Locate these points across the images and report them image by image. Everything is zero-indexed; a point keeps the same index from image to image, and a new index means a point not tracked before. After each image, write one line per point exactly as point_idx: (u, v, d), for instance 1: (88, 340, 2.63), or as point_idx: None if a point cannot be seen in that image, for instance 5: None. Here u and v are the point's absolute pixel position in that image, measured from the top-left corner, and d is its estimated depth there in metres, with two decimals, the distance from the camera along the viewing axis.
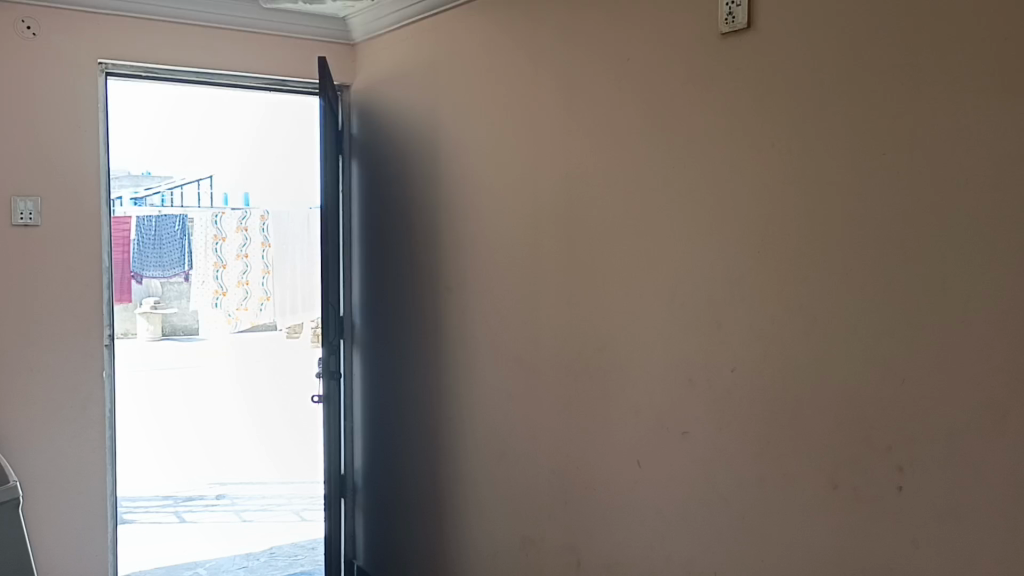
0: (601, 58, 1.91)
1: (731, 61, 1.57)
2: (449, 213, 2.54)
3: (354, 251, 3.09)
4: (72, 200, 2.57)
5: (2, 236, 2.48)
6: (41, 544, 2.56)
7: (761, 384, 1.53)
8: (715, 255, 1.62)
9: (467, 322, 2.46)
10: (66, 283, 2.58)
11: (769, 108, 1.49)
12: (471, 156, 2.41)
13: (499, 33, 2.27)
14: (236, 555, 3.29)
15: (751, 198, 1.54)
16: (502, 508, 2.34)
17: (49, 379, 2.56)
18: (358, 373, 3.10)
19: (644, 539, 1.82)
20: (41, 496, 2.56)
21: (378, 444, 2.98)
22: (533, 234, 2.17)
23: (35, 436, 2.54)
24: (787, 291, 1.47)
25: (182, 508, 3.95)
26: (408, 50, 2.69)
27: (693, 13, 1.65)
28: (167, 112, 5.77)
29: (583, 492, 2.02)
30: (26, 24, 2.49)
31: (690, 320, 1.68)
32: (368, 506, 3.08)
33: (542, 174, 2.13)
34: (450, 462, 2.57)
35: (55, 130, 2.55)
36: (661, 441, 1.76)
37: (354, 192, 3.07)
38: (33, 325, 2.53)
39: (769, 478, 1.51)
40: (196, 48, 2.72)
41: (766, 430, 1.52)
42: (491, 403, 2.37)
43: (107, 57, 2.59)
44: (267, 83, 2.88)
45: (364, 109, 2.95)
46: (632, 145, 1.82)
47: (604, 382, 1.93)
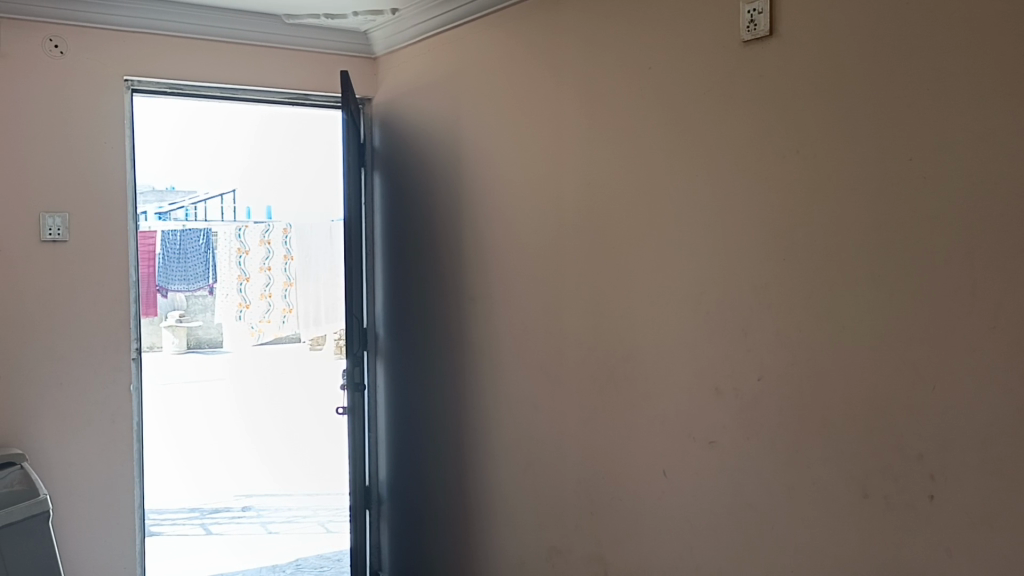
0: (622, 67, 1.91)
1: (753, 68, 1.57)
2: (471, 224, 2.55)
3: (377, 263, 3.10)
4: (100, 215, 2.61)
5: (32, 253, 2.51)
6: (70, 556, 2.58)
7: (789, 392, 1.51)
8: (740, 261, 1.61)
9: (491, 333, 2.47)
10: (95, 298, 2.61)
11: (793, 115, 1.49)
12: (492, 167, 2.43)
13: (519, 43, 2.29)
14: (262, 566, 3.31)
15: (776, 206, 1.53)
16: (527, 518, 2.34)
17: (79, 393, 2.59)
18: (382, 383, 3.11)
19: (672, 549, 1.81)
20: (71, 509, 2.58)
21: (403, 455, 2.98)
22: (556, 244, 2.17)
23: (65, 448, 2.57)
24: (813, 298, 1.46)
25: (209, 520, 3.97)
26: (428, 62, 2.71)
27: (715, 22, 1.65)
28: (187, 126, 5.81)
29: (609, 503, 2.01)
30: (54, 43, 2.52)
31: (716, 328, 1.67)
32: (393, 517, 3.08)
33: (564, 184, 2.13)
34: (476, 471, 2.57)
35: (83, 147, 2.58)
36: (688, 449, 1.75)
37: (376, 204, 3.08)
38: (61, 340, 2.56)
39: (799, 487, 1.50)
40: (219, 64, 2.75)
41: (794, 439, 1.51)
42: (515, 413, 2.37)
43: (133, 74, 2.63)
44: (290, 98, 2.91)
45: (386, 121, 2.97)
46: (654, 153, 1.82)
47: (629, 391, 1.93)
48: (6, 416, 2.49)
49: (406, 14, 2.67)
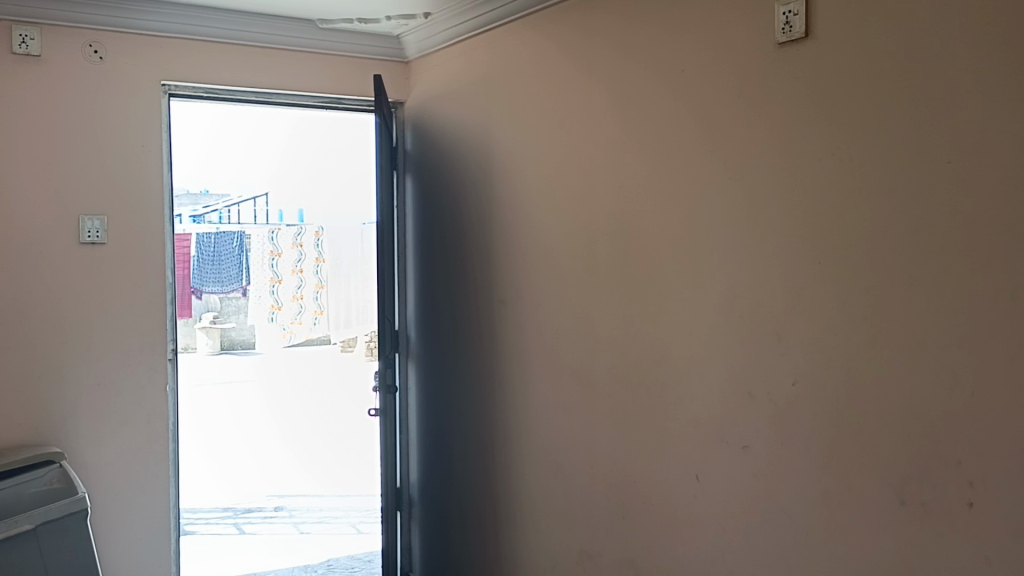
0: (655, 70, 1.91)
1: (788, 71, 1.55)
2: (502, 226, 2.55)
3: (409, 266, 3.12)
4: (137, 217, 2.64)
5: (70, 254, 2.56)
6: (108, 553, 2.62)
7: (824, 398, 1.50)
8: (774, 265, 1.60)
9: (522, 336, 2.47)
10: (133, 299, 2.65)
11: (828, 119, 1.47)
12: (523, 171, 2.43)
13: (551, 46, 2.29)
14: (295, 567, 3.33)
15: (810, 209, 1.52)
16: (558, 521, 2.33)
17: (116, 393, 2.63)
18: (413, 386, 3.12)
19: (704, 555, 1.79)
20: (107, 508, 2.62)
21: (434, 457, 2.99)
22: (587, 247, 2.17)
23: (103, 447, 2.61)
24: (849, 303, 1.45)
25: (242, 520, 4.01)
26: (461, 66, 2.72)
27: (749, 24, 1.64)
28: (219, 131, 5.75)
29: (640, 507, 2.00)
30: (93, 48, 2.57)
31: (750, 332, 1.66)
32: (424, 519, 3.09)
33: (596, 188, 2.13)
34: (506, 474, 2.57)
35: (121, 150, 2.62)
36: (720, 454, 1.74)
37: (408, 207, 3.10)
38: (102, 341, 2.61)
39: (834, 493, 1.48)
40: (254, 68, 2.78)
41: (829, 444, 1.49)
42: (546, 416, 2.37)
43: (170, 79, 2.67)
44: (324, 101, 2.93)
45: (418, 125, 2.98)
46: (687, 156, 1.81)
47: (661, 395, 1.92)
48: (46, 416, 2.53)
49: (439, 17, 2.69)
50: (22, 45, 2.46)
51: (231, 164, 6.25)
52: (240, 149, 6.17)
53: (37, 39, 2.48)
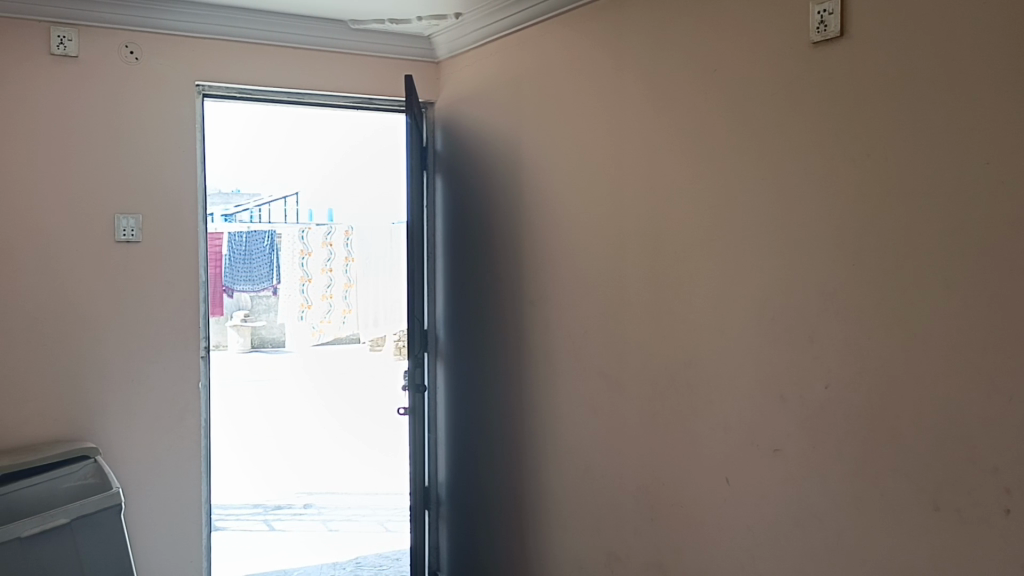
0: (687, 70, 1.90)
1: (823, 70, 1.54)
2: (531, 227, 2.55)
3: (438, 266, 3.13)
4: (171, 216, 2.67)
5: (105, 252, 2.60)
6: (140, 548, 2.65)
7: (857, 401, 1.48)
8: (807, 267, 1.58)
9: (550, 337, 2.47)
10: (166, 296, 2.68)
11: (863, 119, 1.46)
12: (553, 172, 2.43)
13: (582, 47, 2.28)
14: (323, 563, 3.36)
15: (843, 211, 1.50)
16: (586, 522, 2.33)
17: (149, 389, 2.66)
18: (442, 385, 3.13)
19: (734, 558, 1.78)
20: (140, 503, 2.65)
21: (462, 457, 3.00)
22: (618, 248, 2.16)
23: (136, 443, 2.64)
24: (883, 306, 1.43)
25: (271, 517, 4.05)
26: (492, 67, 2.72)
27: (783, 23, 1.63)
28: (253, 130, 5.86)
29: (669, 508, 1.99)
30: (129, 49, 2.61)
31: (782, 334, 1.64)
32: (452, 518, 3.10)
33: (626, 188, 2.12)
34: (535, 474, 2.57)
35: (156, 150, 2.66)
36: (751, 457, 1.73)
37: (438, 207, 3.12)
38: (135, 338, 2.64)
39: (866, 497, 1.46)
40: (286, 68, 2.80)
41: (862, 448, 1.47)
42: (575, 418, 2.37)
43: (204, 79, 2.70)
44: (355, 101, 2.95)
45: (448, 125, 2.99)
46: (718, 156, 1.80)
47: (691, 396, 1.91)
48: (81, 411, 2.57)
49: (470, 18, 2.69)
50: (61, 46, 2.51)
51: (261, 170, 6.31)
52: (274, 150, 6.15)
53: (75, 40, 2.53)
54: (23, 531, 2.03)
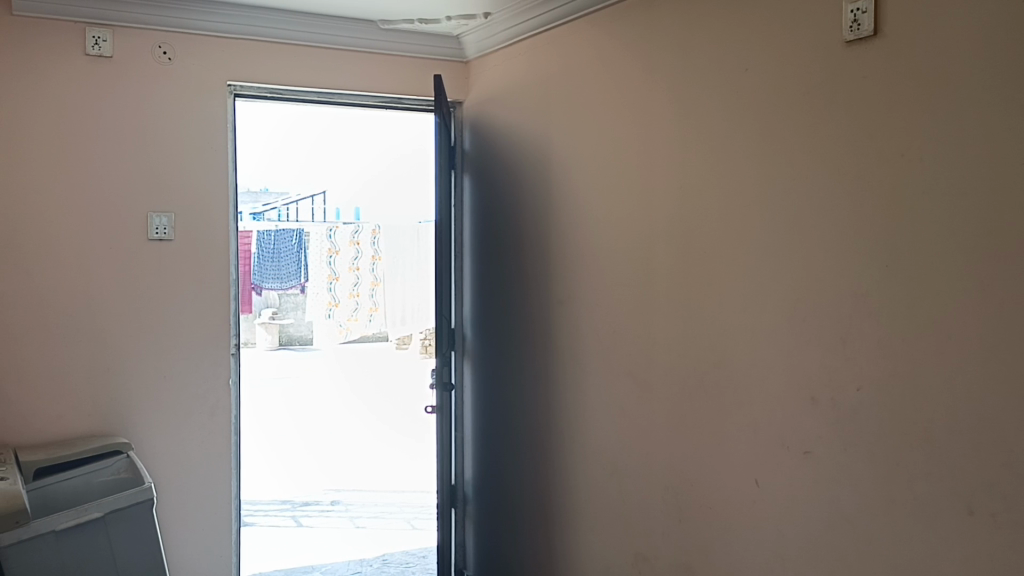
0: (717, 70, 1.89)
1: (856, 69, 1.52)
2: (559, 227, 2.55)
3: (466, 266, 3.14)
4: (203, 214, 2.70)
5: (138, 250, 2.63)
6: (171, 542, 2.69)
7: (891, 404, 1.46)
8: (839, 268, 1.57)
9: (578, 337, 2.47)
10: (198, 293, 2.71)
11: (897, 118, 1.44)
12: (582, 172, 2.43)
13: (613, 46, 2.27)
14: (351, 560, 3.39)
15: (875, 212, 1.49)
16: (613, 522, 2.33)
17: (182, 385, 2.70)
18: (469, 384, 3.15)
19: (762, 560, 1.77)
20: (172, 498, 2.69)
21: (489, 455, 3.01)
22: (648, 248, 2.15)
23: (169, 439, 2.68)
24: (917, 307, 1.41)
25: (299, 512, 4.09)
26: (521, 66, 2.72)
27: (815, 21, 1.61)
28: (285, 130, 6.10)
29: (697, 509, 1.98)
30: (163, 49, 2.64)
31: (814, 335, 1.63)
32: (478, 516, 3.11)
33: (655, 189, 2.12)
34: (562, 473, 2.57)
35: (189, 148, 2.68)
36: (781, 459, 1.72)
37: (465, 206, 3.13)
38: (167, 335, 2.67)
39: (898, 501, 1.45)
40: (317, 68, 2.82)
41: (894, 451, 1.46)
42: (602, 418, 2.37)
43: (236, 79, 2.72)
44: (384, 101, 2.96)
45: (477, 125, 3.00)
46: (748, 156, 1.80)
47: (720, 397, 1.90)
48: (114, 407, 2.61)
49: (499, 18, 2.69)
50: (96, 46, 2.55)
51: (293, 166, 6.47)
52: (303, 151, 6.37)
53: (110, 40, 2.57)
54: (57, 525, 2.03)
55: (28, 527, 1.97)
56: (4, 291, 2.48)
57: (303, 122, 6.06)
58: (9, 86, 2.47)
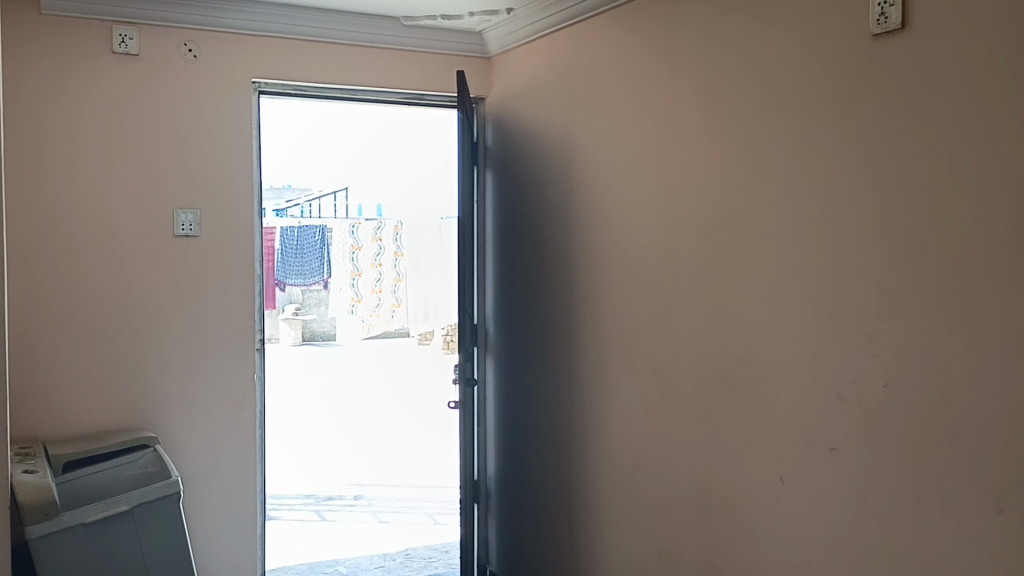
0: (742, 64, 1.88)
1: (884, 63, 1.51)
2: (583, 222, 2.54)
3: (489, 262, 3.15)
4: (229, 211, 2.72)
5: (165, 247, 2.66)
6: (198, 536, 2.71)
7: (919, 400, 1.45)
8: (865, 264, 1.55)
9: (602, 333, 2.46)
10: (224, 289, 2.73)
11: (926, 112, 1.42)
12: (605, 167, 2.42)
13: (637, 41, 2.26)
14: (374, 554, 3.41)
15: (903, 206, 1.47)
16: (637, 518, 2.32)
17: (209, 380, 2.72)
18: (491, 380, 3.15)
19: (787, 557, 1.77)
20: (198, 492, 2.71)
21: (512, 451, 3.01)
22: (672, 244, 2.14)
23: (196, 434, 2.71)
24: (946, 302, 1.40)
25: (323, 507, 4.11)
26: (545, 61, 2.71)
27: (842, 14, 1.60)
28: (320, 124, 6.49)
29: (722, 506, 1.97)
30: (188, 47, 2.66)
31: (840, 331, 1.62)
32: (501, 512, 3.11)
33: (680, 183, 2.11)
34: (585, 469, 2.57)
35: (214, 145, 2.70)
36: (807, 456, 1.70)
37: (488, 202, 3.13)
38: (192, 330, 2.69)
39: (926, 498, 1.44)
40: (340, 65, 2.83)
41: (922, 449, 1.45)
42: (626, 415, 2.36)
43: (260, 76, 2.74)
44: (407, 97, 2.97)
45: (500, 121, 3.00)
46: (774, 152, 1.78)
47: (745, 394, 1.89)
48: (141, 402, 2.64)
49: (521, 13, 2.69)
50: (122, 45, 2.57)
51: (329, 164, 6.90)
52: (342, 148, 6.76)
53: (136, 38, 2.59)
54: (86, 518, 2.06)
55: (59, 519, 2.01)
56: (33, 286, 2.51)
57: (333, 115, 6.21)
58: (38, 84, 2.50)
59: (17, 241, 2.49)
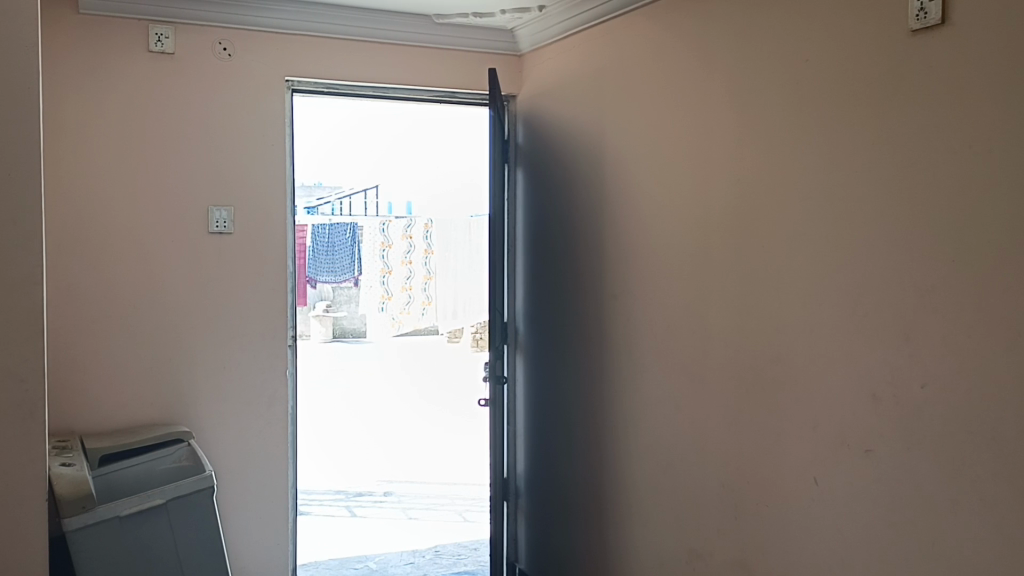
0: (776, 61, 1.86)
1: (922, 58, 1.48)
2: (614, 220, 2.53)
3: (519, 261, 3.15)
4: (261, 207, 2.74)
5: (200, 244, 2.68)
6: (231, 530, 2.74)
7: (957, 402, 1.43)
8: (902, 263, 1.53)
9: (633, 331, 2.45)
10: (257, 286, 2.75)
11: (966, 108, 1.40)
12: (637, 166, 2.41)
13: (669, 39, 2.25)
14: (404, 551, 3.42)
15: (942, 205, 1.45)
16: (667, 517, 2.31)
17: (241, 376, 2.74)
18: (521, 378, 3.16)
19: (820, 560, 1.75)
20: (231, 486, 2.74)
21: (542, 450, 3.01)
22: (705, 243, 2.12)
23: (228, 428, 2.73)
24: (986, 302, 1.37)
25: (353, 503, 4.14)
26: (576, 59, 2.71)
27: (880, 10, 1.57)
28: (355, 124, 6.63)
29: (754, 506, 1.96)
30: (222, 45, 2.68)
31: (876, 331, 1.60)
32: (531, 510, 3.11)
33: (712, 181, 2.09)
34: (615, 467, 2.56)
35: (247, 143, 2.73)
36: (841, 458, 1.68)
37: (518, 200, 3.14)
38: (224, 327, 2.72)
39: (964, 502, 1.41)
40: (372, 64, 2.85)
41: (961, 451, 1.42)
42: (656, 415, 2.35)
43: (293, 75, 2.76)
44: (438, 96, 2.98)
45: (530, 119, 3.00)
46: (808, 150, 1.77)
47: (778, 395, 1.87)
48: (175, 397, 2.67)
49: (552, 11, 2.69)
50: (158, 44, 2.60)
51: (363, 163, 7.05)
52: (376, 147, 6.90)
53: (172, 37, 2.62)
54: (121, 510, 2.08)
55: (95, 512, 2.04)
56: (72, 282, 2.55)
57: (368, 114, 6.35)
58: (76, 82, 2.54)
59: (56, 238, 2.53)
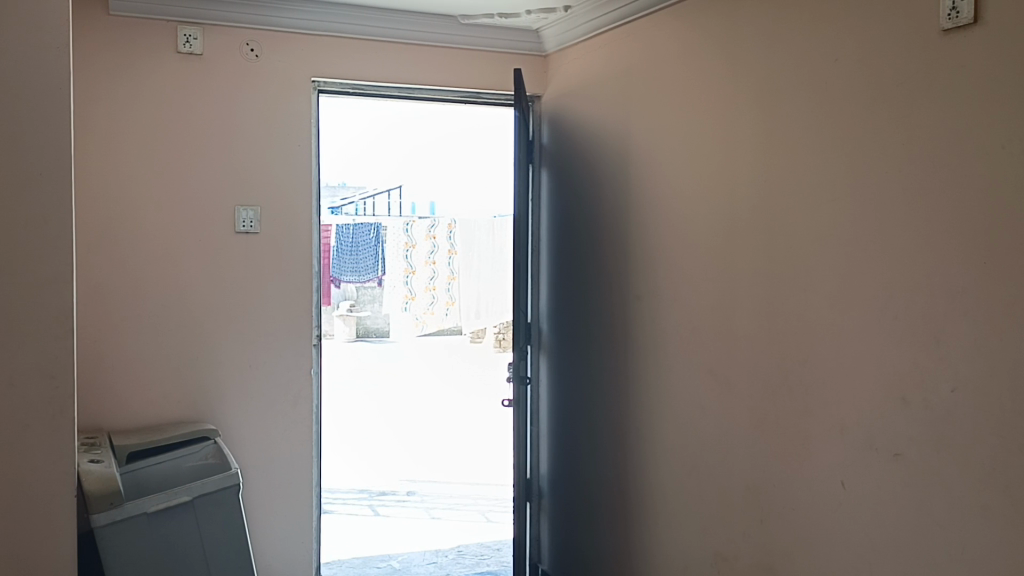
0: (805, 61, 1.84)
1: (954, 58, 1.46)
2: (640, 220, 2.52)
3: (542, 261, 3.15)
4: (287, 207, 2.76)
5: (227, 243, 2.70)
6: (256, 527, 2.76)
7: (988, 406, 1.41)
8: (933, 264, 1.51)
9: (659, 331, 2.44)
10: (282, 285, 2.77)
11: (999, 109, 1.38)
12: (663, 166, 2.40)
13: (696, 38, 2.24)
14: (426, 550, 3.43)
15: (973, 207, 1.43)
16: (692, 519, 2.30)
17: (267, 375, 2.76)
18: (545, 378, 3.15)
19: (847, 564, 1.73)
20: (256, 484, 2.76)
21: (566, 450, 3.01)
22: (732, 243, 2.11)
23: (253, 426, 2.75)
24: (1018, 305, 1.35)
25: (376, 502, 4.16)
26: (601, 60, 2.70)
27: (910, 9, 1.56)
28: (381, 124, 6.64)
29: (781, 509, 1.94)
30: (250, 46, 2.70)
31: (906, 333, 1.58)
32: (554, 510, 3.11)
33: (739, 182, 2.08)
34: (640, 468, 2.55)
35: (273, 143, 2.74)
36: (869, 461, 1.67)
37: (542, 201, 3.14)
38: (249, 325, 2.74)
39: (995, 507, 1.39)
40: (398, 64, 2.86)
41: (991, 456, 1.40)
42: (682, 416, 2.34)
43: (320, 75, 2.77)
44: (463, 96, 2.98)
45: (555, 118, 2.99)
46: (837, 150, 1.75)
47: (805, 397, 1.86)
48: (201, 395, 2.69)
49: (578, 11, 2.69)
50: (187, 44, 2.63)
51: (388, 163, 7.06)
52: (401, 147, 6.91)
53: (200, 38, 2.64)
54: (148, 507, 2.10)
55: (123, 508, 2.06)
56: (101, 279, 2.58)
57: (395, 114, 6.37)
58: (107, 82, 2.57)
59: (85, 236, 2.56)
